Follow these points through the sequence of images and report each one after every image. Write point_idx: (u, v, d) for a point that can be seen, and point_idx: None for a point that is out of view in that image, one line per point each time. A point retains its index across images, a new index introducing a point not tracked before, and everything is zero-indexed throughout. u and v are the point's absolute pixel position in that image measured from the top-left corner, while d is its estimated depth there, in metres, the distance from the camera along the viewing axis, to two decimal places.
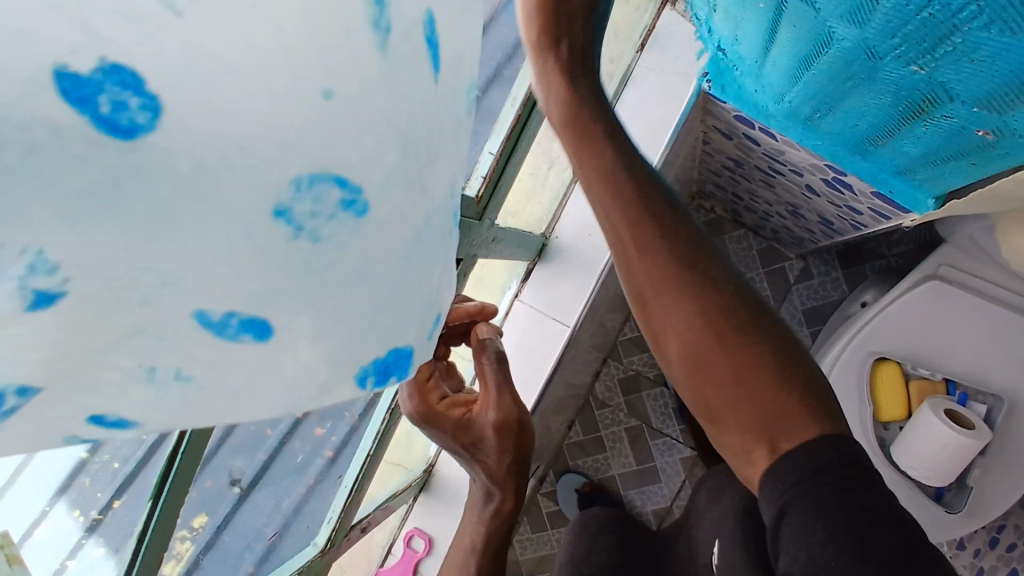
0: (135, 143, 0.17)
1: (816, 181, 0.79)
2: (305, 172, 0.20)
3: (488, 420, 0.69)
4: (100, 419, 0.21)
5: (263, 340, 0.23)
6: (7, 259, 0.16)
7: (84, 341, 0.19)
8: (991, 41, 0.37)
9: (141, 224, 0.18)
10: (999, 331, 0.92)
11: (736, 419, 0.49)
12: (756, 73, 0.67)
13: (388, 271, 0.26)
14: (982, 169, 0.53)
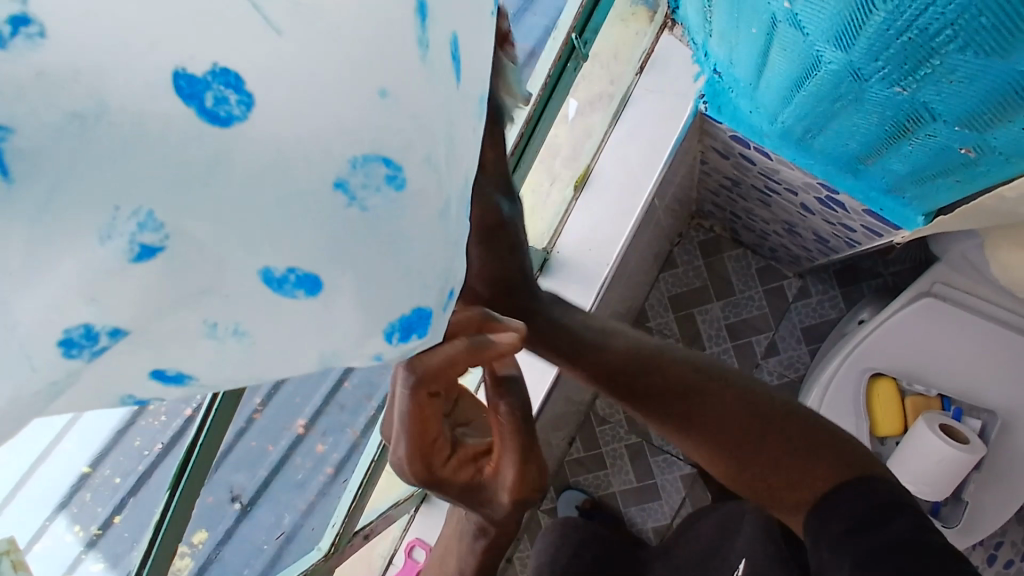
0: (229, 129, 0.22)
1: (810, 200, 0.82)
2: (358, 153, 0.25)
3: (504, 483, 0.50)
4: (162, 374, 0.25)
5: (314, 296, 0.26)
6: (121, 217, 0.21)
7: (168, 290, 0.23)
8: (966, 63, 0.39)
9: (217, 189, 0.23)
10: (992, 348, 0.94)
11: (780, 493, 0.58)
12: (750, 94, 0.69)
13: (417, 239, 0.28)
14: (966, 187, 0.55)
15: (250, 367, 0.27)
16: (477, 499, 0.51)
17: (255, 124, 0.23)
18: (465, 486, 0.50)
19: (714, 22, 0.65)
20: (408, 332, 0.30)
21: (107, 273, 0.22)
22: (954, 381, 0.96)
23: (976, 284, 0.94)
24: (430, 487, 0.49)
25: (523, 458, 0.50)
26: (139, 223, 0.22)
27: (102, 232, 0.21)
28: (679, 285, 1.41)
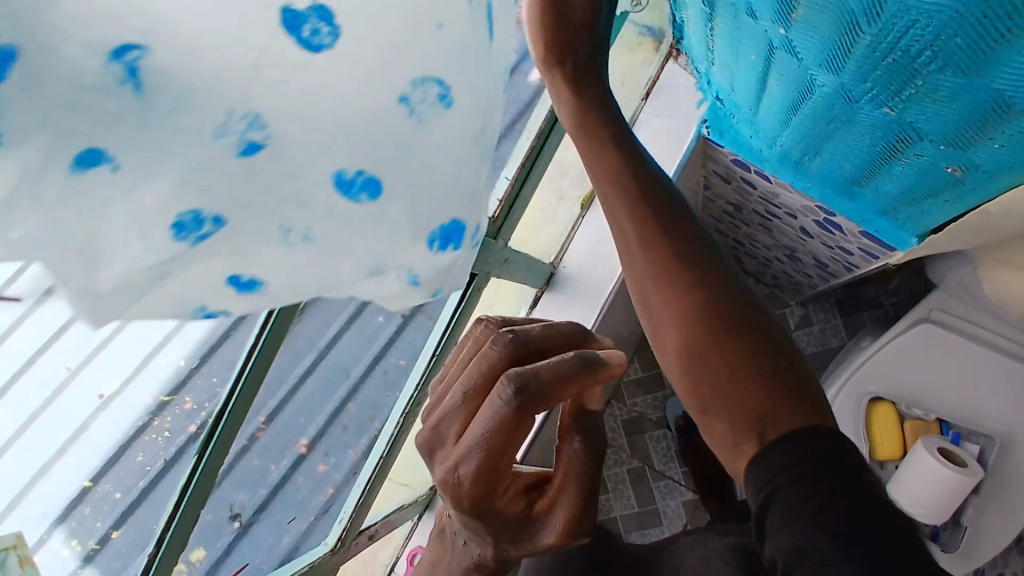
0: (317, 53, 0.27)
1: (809, 223, 0.85)
2: (418, 75, 0.30)
3: (554, 527, 0.44)
4: (237, 279, 0.30)
5: (374, 199, 0.32)
6: (235, 118, 0.26)
7: (261, 181, 0.28)
8: (946, 83, 0.42)
9: (308, 104, 0.28)
10: (990, 374, 0.96)
11: (739, 407, 0.46)
12: (751, 119, 0.73)
13: (449, 158, 0.34)
14: (955, 206, 0.57)
15: (313, 263, 0.32)
16: (509, 537, 0.45)
17: (337, 49, 0.27)
18: (507, 520, 0.44)
19: (716, 51, 0.69)
20: (447, 242, 0.37)
21: (222, 164, 0.27)
22: (952, 406, 0.98)
23: (975, 313, 0.96)
24: (470, 515, 0.42)
25: (586, 507, 0.44)
26: (252, 127, 0.27)
27: (213, 126, 0.26)
28: None
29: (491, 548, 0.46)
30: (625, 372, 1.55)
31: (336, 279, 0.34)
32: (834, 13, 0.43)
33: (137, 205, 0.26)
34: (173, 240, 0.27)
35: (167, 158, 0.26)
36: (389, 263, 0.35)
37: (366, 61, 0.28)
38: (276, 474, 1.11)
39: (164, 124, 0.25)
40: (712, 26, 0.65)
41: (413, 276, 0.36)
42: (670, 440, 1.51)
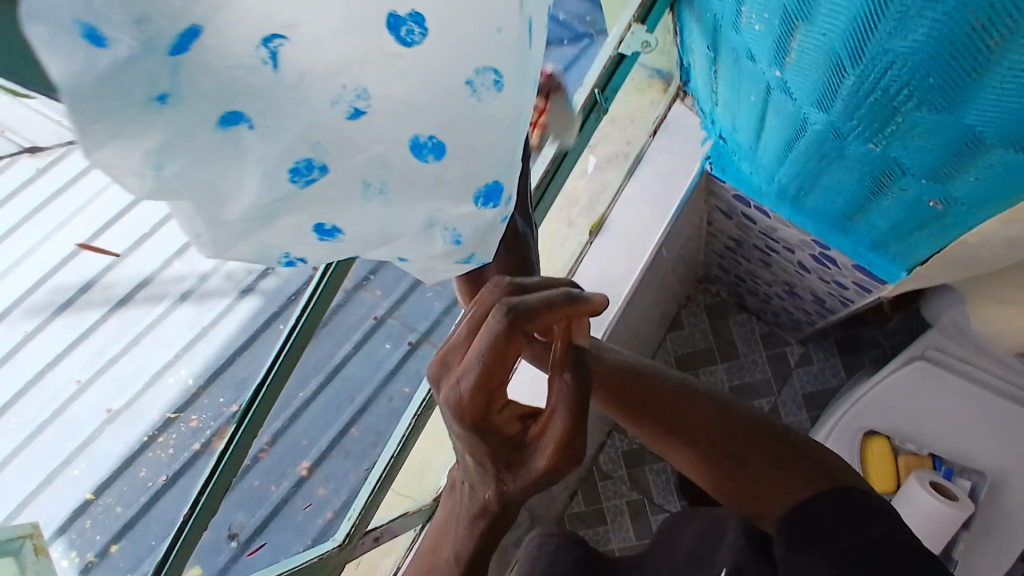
0: (408, 47, 0.29)
1: (806, 257, 0.89)
2: (480, 65, 0.30)
3: (545, 451, 0.43)
4: (321, 226, 0.33)
5: (440, 161, 0.33)
6: (342, 95, 0.29)
7: (346, 154, 0.31)
8: (923, 120, 0.47)
9: (396, 84, 0.30)
10: (982, 412, 0.99)
11: (758, 500, 0.59)
12: (751, 157, 0.78)
13: (505, 133, 0.34)
14: (939, 239, 0.62)
15: (391, 215, 0.35)
16: (506, 463, 0.45)
17: (425, 48, 0.29)
18: (505, 442, 0.45)
19: (719, 92, 0.74)
20: (487, 202, 0.36)
21: (333, 131, 0.30)
22: (944, 442, 1.01)
23: (971, 354, 0.98)
24: (469, 431, 0.44)
25: (575, 432, 0.42)
26: (359, 99, 0.30)
27: (331, 98, 0.29)
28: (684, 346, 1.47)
29: (492, 482, 0.47)
30: None
31: (396, 228, 0.36)
32: (824, 55, 0.48)
33: (269, 152, 0.29)
34: (290, 185, 0.31)
35: (291, 118, 0.29)
36: (442, 218, 0.36)
37: (441, 58, 0.29)
38: (276, 495, 1.06)
39: (273, 94, 0.27)
40: (716, 70, 0.70)
41: (456, 236, 0.38)
42: (670, 473, 1.52)
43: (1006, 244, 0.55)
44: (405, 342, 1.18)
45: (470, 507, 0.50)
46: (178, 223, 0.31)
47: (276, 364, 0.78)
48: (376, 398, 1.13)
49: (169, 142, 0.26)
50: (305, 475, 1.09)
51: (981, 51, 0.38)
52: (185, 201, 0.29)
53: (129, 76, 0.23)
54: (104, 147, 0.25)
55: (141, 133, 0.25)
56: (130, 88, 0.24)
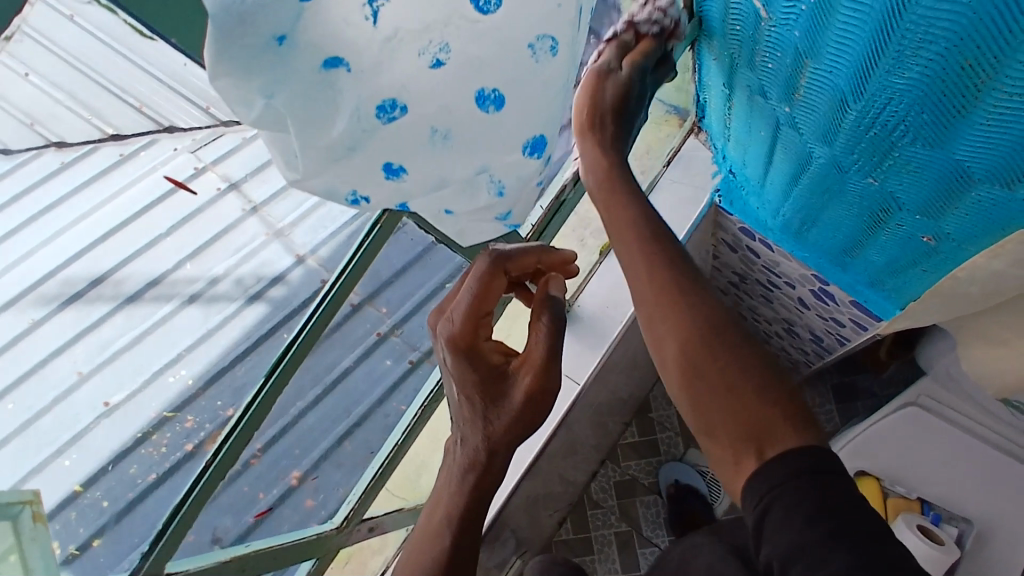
0: (484, 15, 0.38)
1: (806, 293, 0.93)
2: (536, 36, 0.41)
3: (524, 379, 0.56)
4: (389, 165, 0.43)
5: (497, 111, 0.43)
6: (431, 47, 0.38)
7: (431, 95, 0.40)
8: (917, 154, 0.52)
9: (472, 46, 0.39)
10: (970, 461, 1.01)
11: (731, 432, 0.50)
12: (759, 191, 0.82)
13: (547, 94, 0.45)
14: (930, 276, 0.66)
15: (445, 158, 0.44)
16: (492, 398, 0.57)
17: (497, 16, 0.39)
18: (491, 372, 0.57)
19: (731, 128, 0.79)
20: (533, 151, 0.47)
21: (419, 75, 0.39)
22: (936, 488, 1.02)
23: (961, 403, 1.02)
24: (459, 361, 0.57)
25: (549, 359, 0.56)
26: (442, 52, 0.39)
27: (418, 50, 0.38)
28: None
29: (481, 423, 0.57)
30: (621, 436, 1.58)
31: (452, 175, 0.45)
32: (831, 91, 0.54)
33: (360, 90, 0.38)
34: (376, 121, 0.40)
35: (389, 66, 0.38)
36: (490, 166, 0.46)
37: (509, 26, 0.40)
38: (265, 502, 1.17)
39: (381, 46, 0.37)
40: (730, 106, 0.75)
41: (500, 187, 0.48)
42: (660, 506, 1.52)
43: (992, 277, 0.56)
44: (406, 360, 1.29)
45: (462, 456, 0.58)
46: (272, 152, 0.41)
47: (309, 323, 0.78)
48: (372, 415, 1.24)
49: (281, 75, 0.35)
50: (296, 483, 1.20)
51: (970, 87, 0.43)
52: (290, 127, 0.38)
53: (261, 15, 0.32)
54: (239, 74, 0.34)
55: (273, 67, 0.35)
56: (263, 22, 0.32)
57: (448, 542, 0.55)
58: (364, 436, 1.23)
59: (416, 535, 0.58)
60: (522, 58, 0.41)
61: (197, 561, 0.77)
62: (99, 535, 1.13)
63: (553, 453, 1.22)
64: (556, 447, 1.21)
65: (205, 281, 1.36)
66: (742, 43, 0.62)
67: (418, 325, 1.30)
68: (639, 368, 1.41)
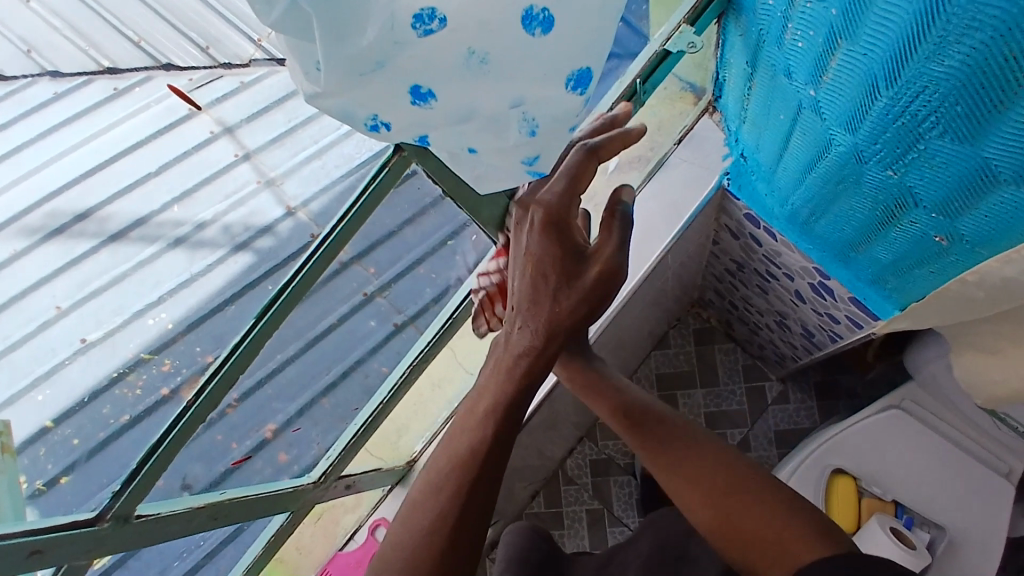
0: None
1: (804, 286, 0.92)
2: None
3: (594, 266, 0.67)
4: (416, 87, 0.41)
5: (542, 36, 0.40)
6: None
7: (467, 12, 0.38)
8: (943, 148, 0.50)
9: None
10: (947, 467, 1.03)
11: (759, 552, 0.63)
12: (769, 178, 0.81)
13: (594, 22, 0.41)
14: (938, 278, 0.65)
15: (477, 88, 0.42)
16: (564, 277, 0.67)
17: None
18: (569, 254, 0.67)
19: (749, 109, 0.77)
20: (576, 86, 0.44)
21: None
22: (910, 491, 1.03)
23: (947, 412, 1.04)
24: (547, 235, 0.66)
25: (617, 250, 0.67)
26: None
27: None
28: (668, 365, 1.51)
29: (549, 302, 0.68)
30: (602, 414, 1.57)
31: (481, 107, 0.43)
32: (863, 74, 0.52)
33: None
34: (411, 35, 0.38)
35: None
36: (526, 101, 0.44)
37: None
38: (238, 451, 1.17)
39: None
40: (750, 86, 0.73)
41: (532, 127, 0.45)
42: (634, 487, 1.52)
43: (1000, 281, 0.54)
44: (390, 321, 1.26)
45: (522, 342, 0.69)
46: (295, 63, 0.39)
47: (302, 272, 0.75)
48: (352, 372, 1.24)
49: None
50: (269, 436, 1.20)
51: (1010, 82, 0.41)
52: (314, 31, 0.36)
53: None
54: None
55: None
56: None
57: (491, 432, 0.63)
58: (342, 395, 1.22)
59: (451, 432, 0.65)
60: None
61: (171, 505, 0.75)
62: (68, 473, 1.14)
63: (533, 426, 1.22)
64: (535, 421, 1.21)
65: (191, 225, 1.30)
66: (773, 18, 0.60)
67: (404, 287, 1.28)
68: (626, 350, 1.40)
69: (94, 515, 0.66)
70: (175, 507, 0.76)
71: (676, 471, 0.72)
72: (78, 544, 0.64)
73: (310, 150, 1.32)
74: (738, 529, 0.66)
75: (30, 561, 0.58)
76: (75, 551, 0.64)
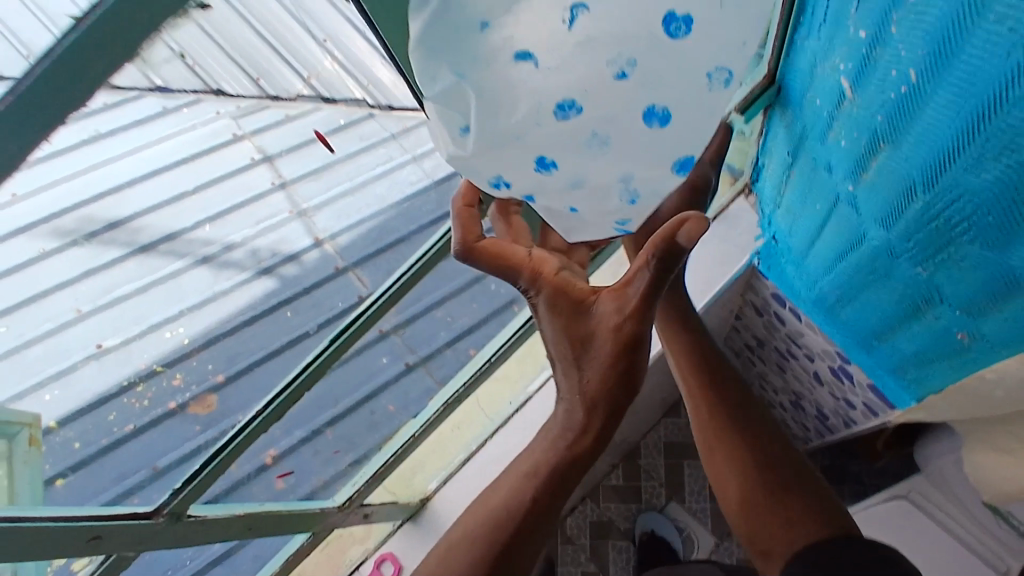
0: (671, 37, 0.39)
1: (824, 368, 0.95)
2: (714, 64, 0.41)
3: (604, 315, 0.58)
4: (542, 158, 0.47)
5: (662, 126, 0.44)
6: (611, 59, 0.40)
7: (595, 105, 0.43)
8: (974, 253, 0.54)
9: (649, 67, 0.41)
10: (951, 561, 1.01)
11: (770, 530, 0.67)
12: (799, 262, 0.85)
13: (704, 118, 0.44)
14: (956, 373, 0.68)
15: (594, 160, 0.47)
16: (577, 341, 0.60)
17: (685, 41, 0.39)
18: (567, 315, 0.60)
19: (786, 196, 0.82)
20: (682, 169, 0.48)
21: (602, 83, 0.42)
22: None
23: (950, 506, 1.03)
24: (541, 303, 0.61)
25: (639, 302, 0.56)
26: (629, 65, 0.41)
27: (606, 60, 0.40)
28: (677, 434, 1.56)
29: (574, 373, 0.62)
30: (606, 476, 1.56)
31: (592, 178, 0.48)
32: (902, 177, 0.57)
33: (538, 84, 0.42)
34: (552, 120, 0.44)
35: (570, 69, 0.41)
36: (634, 176, 0.48)
37: (690, 53, 0.40)
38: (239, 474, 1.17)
39: (561, 48, 0.40)
40: (789, 175, 0.78)
41: (632, 196, 0.50)
42: (632, 553, 1.50)
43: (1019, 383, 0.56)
44: (402, 360, 1.28)
45: (560, 420, 0.66)
46: (440, 127, 0.46)
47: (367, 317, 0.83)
48: (362, 405, 1.25)
49: (467, 56, 0.41)
50: (270, 462, 1.19)
51: None
52: (468, 107, 0.44)
53: (462, 8, 0.39)
54: (435, 49, 0.41)
55: (461, 50, 0.41)
56: (471, 5, 0.38)
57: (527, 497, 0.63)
58: (342, 427, 1.24)
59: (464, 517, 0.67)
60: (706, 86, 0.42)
61: (217, 510, 0.78)
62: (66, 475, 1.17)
63: None
64: None
65: (220, 244, 1.41)
66: (820, 117, 0.65)
67: (417, 328, 1.31)
68: (638, 411, 1.41)
69: (152, 509, 0.69)
70: (222, 512, 0.78)
71: (720, 441, 0.73)
72: (134, 536, 0.66)
73: (344, 187, 1.47)
74: (767, 511, 0.67)
75: (88, 547, 0.59)
76: (128, 541, 0.65)
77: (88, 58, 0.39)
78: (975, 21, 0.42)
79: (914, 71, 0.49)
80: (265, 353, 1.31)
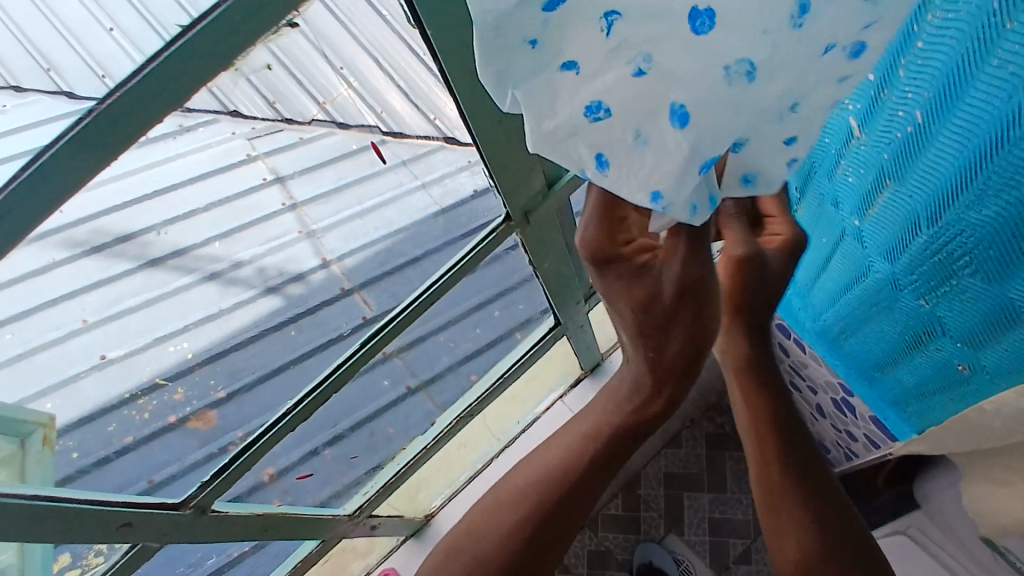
0: (804, 12, 0.31)
1: (827, 400, 0.97)
2: (863, 23, 0.32)
3: (668, 270, 0.47)
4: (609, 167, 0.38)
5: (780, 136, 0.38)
6: (726, 62, 0.32)
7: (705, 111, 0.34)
8: (975, 285, 0.57)
9: (768, 63, 0.33)
10: None
11: None
12: (804, 294, 0.87)
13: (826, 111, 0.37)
14: (957, 405, 0.70)
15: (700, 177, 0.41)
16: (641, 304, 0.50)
17: (806, 30, 0.31)
18: (626, 275, 0.51)
19: None
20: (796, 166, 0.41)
21: (709, 88, 0.33)
22: None
23: (947, 544, 1.04)
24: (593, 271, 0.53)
25: (689, 259, 0.45)
26: (743, 68, 0.33)
27: (695, 32, 0.32)
28: (677, 464, 1.57)
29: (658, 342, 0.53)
30: (605, 505, 1.54)
31: None
32: (906, 212, 0.59)
33: (621, 84, 0.34)
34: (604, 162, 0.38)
35: (671, 62, 0.33)
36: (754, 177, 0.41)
37: (813, 48, 0.33)
38: None
39: (653, 37, 0.32)
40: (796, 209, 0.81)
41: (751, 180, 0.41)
42: None
43: (1015, 415, 0.58)
44: None
45: (628, 379, 0.59)
46: (526, 109, 0.36)
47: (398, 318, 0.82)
48: None
49: (540, 72, 0.34)
50: (267, 480, 1.03)
51: None
52: (545, 105, 0.36)
53: (520, 22, 0.31)
54: (499, 70, 0.33)
55: (527, 60, 0.33)
56: (524, 22, 0.31)
57: (586, 450, 0.59)
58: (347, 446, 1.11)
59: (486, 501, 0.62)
60: (778, 118, 0.36)
61: (236, 507, 0.84)
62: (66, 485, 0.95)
63: None
64: None
65: (228, 261, 1.16)
66: (826, 154, 0.68)
67: (421, 352, 1.06)
68: None
69: (179, 501, 0.74)
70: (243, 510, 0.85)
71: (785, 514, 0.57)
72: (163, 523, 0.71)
73: (356, 210, 1.21)
74: None
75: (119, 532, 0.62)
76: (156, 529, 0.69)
77: (196, 60, 0.39)
78: (977, 66, 0.45)
79: (919, 112, 0.52)
80: (267, 372, 1.16)
